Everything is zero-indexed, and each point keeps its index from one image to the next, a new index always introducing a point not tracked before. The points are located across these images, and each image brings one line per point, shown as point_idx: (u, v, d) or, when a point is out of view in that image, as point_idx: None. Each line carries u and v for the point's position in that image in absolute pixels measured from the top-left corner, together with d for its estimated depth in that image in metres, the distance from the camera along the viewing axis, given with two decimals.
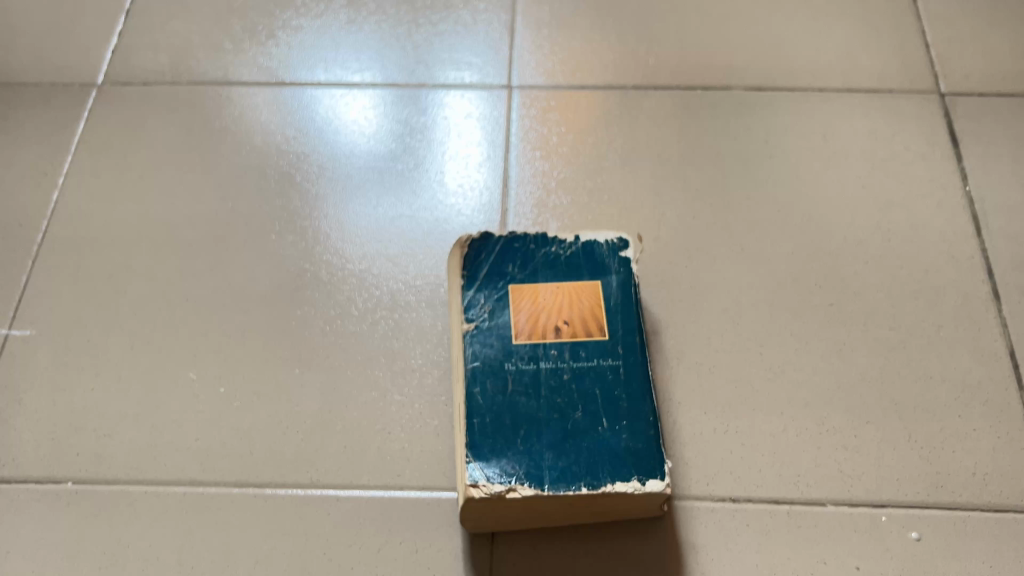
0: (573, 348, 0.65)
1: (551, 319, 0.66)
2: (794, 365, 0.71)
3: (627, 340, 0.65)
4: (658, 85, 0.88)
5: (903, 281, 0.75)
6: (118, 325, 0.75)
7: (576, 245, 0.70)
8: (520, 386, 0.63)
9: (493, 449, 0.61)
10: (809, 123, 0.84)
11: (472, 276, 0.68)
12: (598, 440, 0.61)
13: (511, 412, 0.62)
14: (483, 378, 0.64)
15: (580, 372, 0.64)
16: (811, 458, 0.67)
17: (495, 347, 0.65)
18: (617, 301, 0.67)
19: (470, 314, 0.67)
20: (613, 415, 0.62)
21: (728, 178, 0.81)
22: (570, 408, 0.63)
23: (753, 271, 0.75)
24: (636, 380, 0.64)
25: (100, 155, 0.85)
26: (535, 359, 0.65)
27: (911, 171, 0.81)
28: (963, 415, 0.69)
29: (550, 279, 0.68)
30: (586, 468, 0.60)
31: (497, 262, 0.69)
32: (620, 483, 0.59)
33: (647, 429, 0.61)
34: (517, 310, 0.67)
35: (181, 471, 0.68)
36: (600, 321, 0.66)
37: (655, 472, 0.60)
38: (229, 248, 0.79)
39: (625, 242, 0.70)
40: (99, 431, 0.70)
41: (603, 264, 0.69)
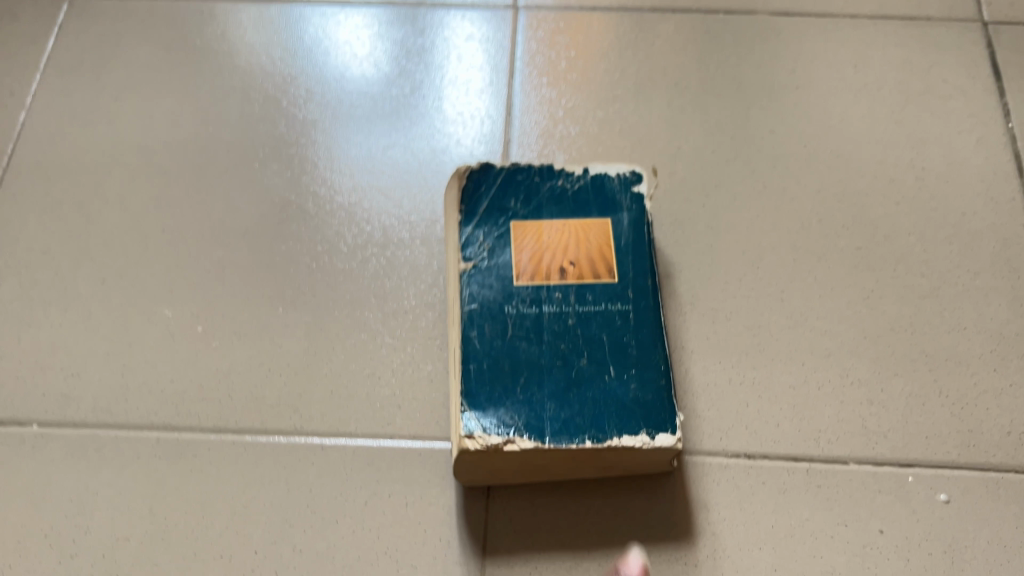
0: (579, 291, 0.60)
1: (556, 259, 0.60)
2: (817, 313, 0.66)
3: (638, 282, 0.60)
4: (677, 9, 0.81)
5: (938, 224, 0.69)
6: (89, 258, 0.69)
7: (584, 178, 0.64)
8: (521, 331, 0.58)
9: (490, 398, 0.56)
10: (840, 52, 0.78)
11: (471, 211, 0.63)
12: (604, 390, 0.56)
13: (510, 358, 0.57)
14: (480, 321, 0.58)
15: (586, 317, 0.59)
16: (833, 412, 0.62)
17: (494, 289, 0.60)
18: (628, 240, 0.61)
19: (468, 252, 0.61)
20: (622, 363, 0.57)
21: (750, 110, 0.75)
22: (574, 355, 0.58)
23: (775, 211, 0.70)
24: (648, 326, 0.58)
25: (72, 74, 0.78)
26: (538, 302, 0.59)
27: (949, 106, 0.75)
28: (999, 369, 0.63)
29: (556, 216, 0.62)
30: (591, 420, 0.55)
31: (498, 196, 0.63)
32: (628, 437, 0.54)
33: (658, 379, 0.56)
34: (519, 248, 0.61)
35: (155, 414, 0.63)
36: (610, 262, 0.60)
37: (666, 426, 0.55)
38: (209, 177, 0.73)
39: (638, 176, 0.64)
40: (67, 371, 0.65)
41: (614, 199, 0.63)
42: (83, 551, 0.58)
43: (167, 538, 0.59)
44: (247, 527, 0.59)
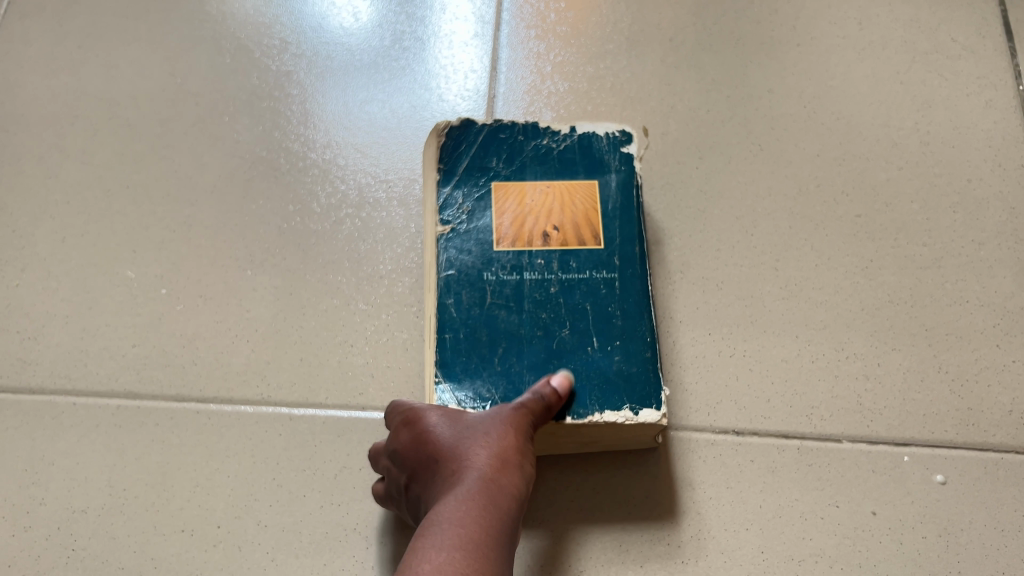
0: (563, 257, 0.56)
1: (539, 223, 0.57)
2: (813, 283, 0.62)
3: (625, 249, 0.57)
4: None
5: (942, 191, 0.66)
6: (48, 214, 0.66)
7: (571, 137, 0.60)
8: (501, 299, 0.55)
9: (466, 369, 0.53)
10: (844, 9, 0.74)
11: (450, 170, 0.59)
12: (586, 362, 0.53)
13: (489, 328, 0.54)
14: (458, 288, 0.55)
15: (569, 285, 0.56)
16: (827, 388, 0.59)
17: (473, 254, 0.56)
18: (615, 204, 0.58)
19: (445, 215, 0.57)
20: (606, 334, 0.54)
21: (748, 67, 0.71)
22: (556, 326, 0.54)
23: (772, 175, 0.66)
24: (634, 295, 0.55)
25: (33, 19, 0.74)
26: (518, 269, 0.56)
27: (958, 67, 0.71)
28: (1002, 345, 0.60)
29: (540, 177, 0.58)
30: (572, 395, 0.52)
31: (479, 155, 0.59)
32: (610, 413, 0.51)
33: (644, 351, 0.53)
34: (500, 211, 0.58)
35: (116, 381, 0.60)
36: (596, 227, 0.57)
37: (650, 401, 0.52)
38: (176, 130, 0.69)
39: (628, 135, 0.60)
40: (24, 334, 0.62)
41: (601, 160, 0.59)
42: (37, 524, 0.56)
43: (126, 510, 0.56)
44: (210, 500, 0.56)
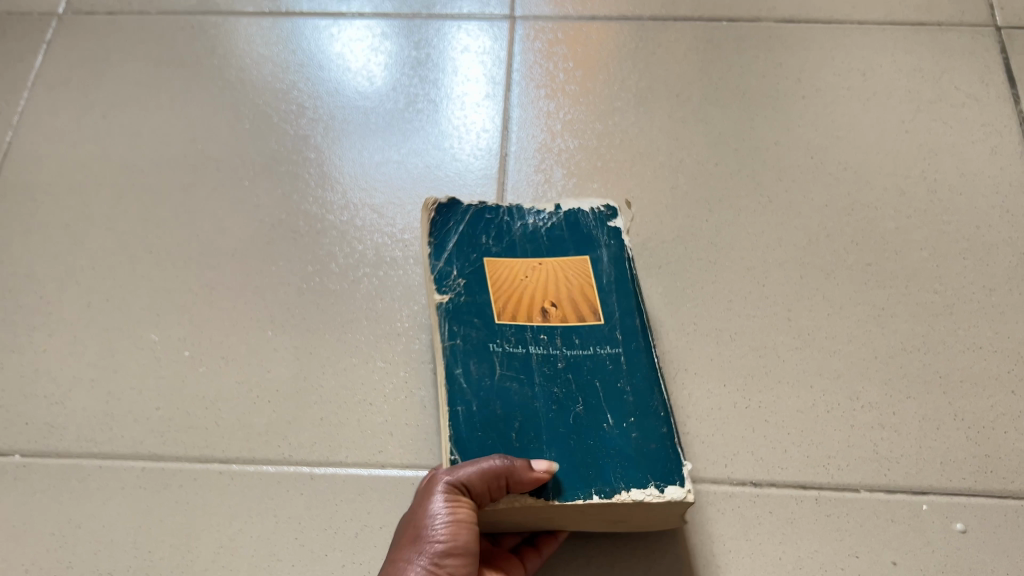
0: (566, 333, 0.54)
1: (537, 297, 0.55)
2: (825, 332, 0.63)
3: (626, 322, 0.55)
4: (680, 17, 0.78)
5: (950, 238, 0.66)
6: (75, 280, 0.68)
7: (557, 214, 0.60)
8: (511, 370, 0.53)
9: (483, 447, 0.50)
10: (848, 60, 0.75)
11: (440, 244, 0.58)
12: (605, 439, 0.50)
13: (502, 401, 0.52)
14: (466, 358, 0.53)
15: (575, 360, 0.53)
16: (843, 438, 0.59)
17: (476, 324, 0.54)
18: (610, 278, 0.56)
19: (442, 287, 0.56)
20: (619, 411, 0.51)
21: (755, 120, 0.72)
22: (569, 401, 0.52)
23: (782, 226, 0.67)
24: (642, 369, 0.53)
25: (59, 91, 0.77)
26: (524, 342, 0.54)
27: (962, 114, 0.72)
28: (1017, 391, 0.61)
29: (530, 255, 0.57)
30: (596, 472, 0.49)
31: (468, 231, 0.59)
32: (636, 490, 0.48)
33: (660, 427, 0.51)
34: (496, 287, 0.56)
35: (141, 443, 0.61)
36: (594, 304, 0.55)
37: (674, 476, 0.49)
38: (199, 195, 0.71)
39: (613, 210, 0.60)
40: (51, 399, 0.63)
41: (589, 236, 0.59)
42: None
43: (150, 572, 0.57)
44: (233, 560, 0.57)
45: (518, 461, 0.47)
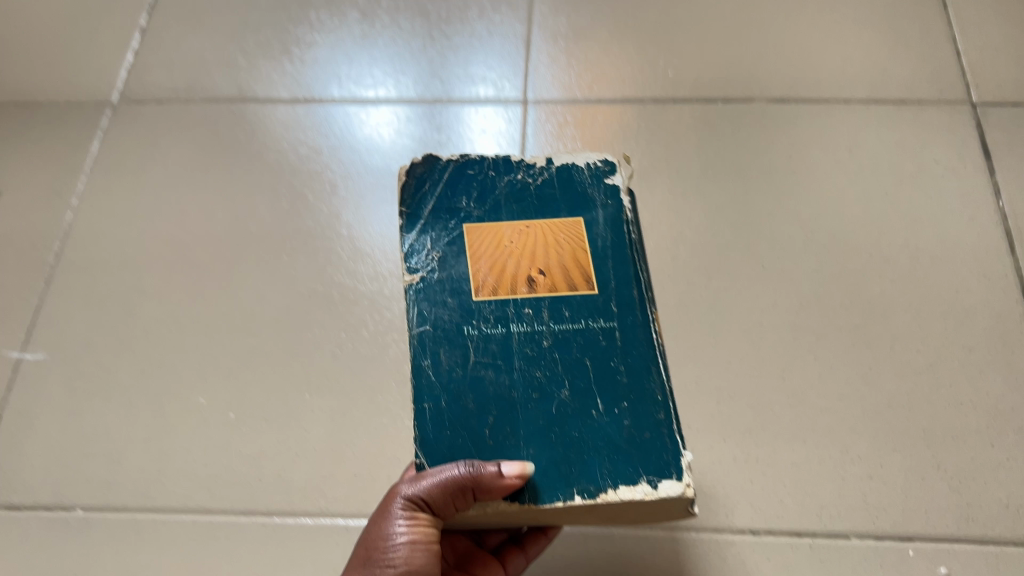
0: (555, 304, 0.46)
1: (523, 266, 0.47)
2: (817, 391, 0.68)
3: (623, 292, 0.47)
4: (679, 98, 0.85)
5: (932, 301, 0.72)
6: (129, 348, 0.74)
7: (549, 170, 0.51)
8: (486, 357, 0.46)
9: (453, 447, 0.45)
10: (835, 136, 0.81)
11: (413, 213, 0.49)
12: (592, 431, 0.44)
13: (475, 393, 0.45)
14: (434, 347, 0.46)
15: (563, 337, 0.46)
16: (835, 488, 0.65)
17: (449, 305, 0.47)
18: (606, 242, 0.48)
19: (412, 263, 0.48)
20: (610, 394, 0.45)
21: (750, 194, 0.78)
22: (553, 386, 0.45)
23: (776, 291, 0.73)
24: (637, 346, 0.46)
25: (113, 175, 0.84)
26: (504, 321, 0.46)
27: (942, 186, 0.78)
28: (996, 444, 0.66)
29: (517, 216, 0.49)
30: (580, 470, 0.43)
31: (446, 193, 0.50)
32: (626, 488, 0.43)
33: (656, 412, 0.44)
34: (476, 257, 0.48)
35: (191, 498, 0.67)
36: (588, 269, 0.47)
37: (669, 471, 0.43)
38: (242, 267, 0.78)
39: (612, 165, 0.51)
40: (108, 458, 0.69)
41: (585, 195, 0.50)
42: None
43: None
44: None
45: (486, 470, 0.42)
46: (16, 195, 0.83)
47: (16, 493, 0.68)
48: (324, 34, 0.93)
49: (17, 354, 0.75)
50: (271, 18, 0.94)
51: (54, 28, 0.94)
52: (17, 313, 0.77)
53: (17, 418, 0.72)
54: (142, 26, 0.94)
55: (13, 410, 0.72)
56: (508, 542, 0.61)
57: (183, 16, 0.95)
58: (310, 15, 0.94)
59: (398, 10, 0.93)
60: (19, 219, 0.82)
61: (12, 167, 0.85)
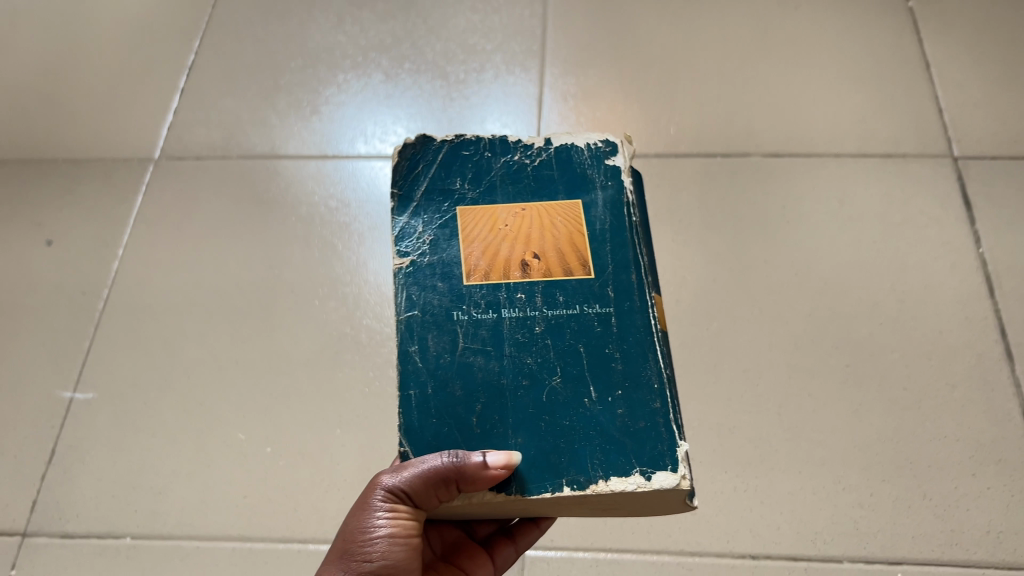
0: (548, 289, 0.50)
1: (516, 251, 0.51)
2: (811, 426, 0.74)
3: (621, 278, 0.51)
4: (680, 153, 0.91)
5: (917, 342, 0.78)
6: (173, 387, 0.80)
7: (547, 151, 0.55)
8: (476, 343, 0.50)
9: (437, 435, 0.48)
10: (826, 188, 0.87)
11: (406, 196, 0.54)
12: (585, 418, 0.48)
13: (463, 380, 0.49)
14: (422, 333, 0.50)
15: (557, 323, 0.50)
16: (828, 516, 0.70)
17: (439, 289, 0.51)
18: (604, 225, 0.52)
19: (403, 247, 0.52)
20: (605, 383, 0.48)
21: (747, 242, 0.84)
22: (545, 373, 0.49)
23: (772, 333, 0.79)
24: (634, 333, 0.49)
25: (156, 225, 0.91)
26: (495, 306, 0.50)
27: (925, 234, 0.84)
28: (977, 474, 0.71)
29: (512, 197, 0.53)
30: (571, 459, 0.47)
31: (441, 176, 0.55)
32: (617, 480, 0.46)
33: (651, 402, 0.48)
34: (469, 240, 0.52)
35: (233, 526, 0.73)
36: (583, 253, 0.51)
37: (664, 461, 0.46)
38: (277, 311, 0.84)
39: (613, 145, 0.56)
40: (155, 489, 0.75)
41: (584, 176, 0.54)
42: None
43: None
44: None
45: (470, 461, 0.46)
46: (67, 246, 0.90)
47: (69, 522, 0.74)
48: (351, 95, 1.00)
49: (68, 394, 0.81)
50: (302, 80, 1.01)
51: (101, 90, 1.02)
52: (68, 354, 0.83)
53: (69, 452, 0.78)
54: (182, 87, 1.02)
55: (65, 445, 0.78)
56: (496, 534, 0.64)
57: (218, 77, 1.02)
58: (338, 77, 1.01)
59: (420, 72, 1.01)
60: (70, 268, 0.88)
61: (63, 220, 0.92)
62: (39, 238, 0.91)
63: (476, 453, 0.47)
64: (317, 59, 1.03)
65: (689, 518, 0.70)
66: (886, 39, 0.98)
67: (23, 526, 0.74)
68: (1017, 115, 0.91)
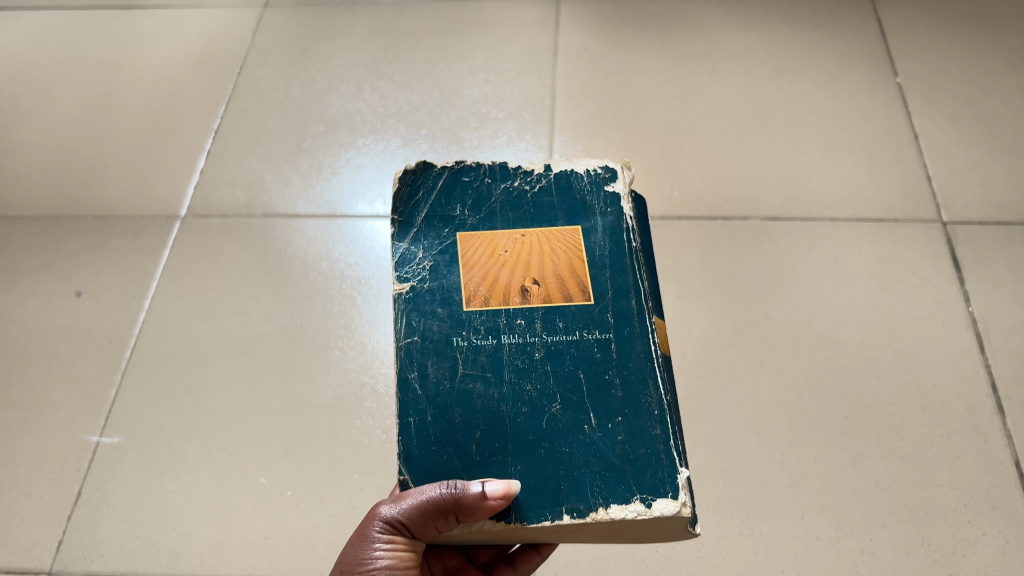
0: (548, 315, 0.54)
1: (515, 277, 0.55)
2: (812, 474, 0.77)
3: (620, 304, 0.54)
4: (683, 216, 0.96)
5: (912, 395, 0.81)
6: (196, 432, 0.83)
7: (547, 177, 0.60)
8: (475, 369, 0.53)
9: (437, 463, 0.52)
10: (823, 250, 0.92)
11: (407, 221, 0.58)
12: (585, 445, 0.51)
13: (462, 406, 0.53)
14: (421, 360, 0.54)
15: (556, 350, 0.53)
16: (830, 560, 0.73)
17: (439, 315, 0.55)
18: (604, 251, 0.56)
19: (404, 272, 0.56)
20: (605, 409, 0.52)
21: (748, 300, 0.89)
22: (544, 400, 0.52)
23: (773, 386, 0.82)
24: (633, 359, 0.53)
25: (182, 278, 0.95)
26: (494, 332, 0.54)
27: (918, 293, 0.88)
28: (973, 521, 0.74)
29: (511, 224, 0.57)
30: (571, 486, 0.50)
31: (442, 202, 0.59)
32: (617, 507, 0.50)
33: (651, 429, 0.51)
34: (469, 266, 0.56)
35: (254, 566, 0.75)
36: (582, 279, 0.55)
37: (664, 489, 0.50)
38: (297, 361, 0.87)
39: (612, 172, 0.60)
40: (178, 530, 0.78)
41: (584, 202, 0.58)
42: None
43: None
44: None
45: (469, 492, 0.49)
46: (96, 296, 0.94)
47: (95, 562, 0.77)
48: (371, 157, 1.05)
49: (95, 438, 0.84)
50: (324, 143, 1.07)
51: (131, 152, 1.07)
52: (95, 400, 0.86)
53: (95, 493, 0.80)
54: (208, 149, 1.07)
55: (91, 487, 0.81)
56: (496, 561, 0.68)
57: (242, 140, 1.07)
58: (358, 142, 1.07)
59: (435, 138, 1.06)
60: (98, 318, 0.92)
61: (92, 272, 0.96)
62: (69, 289, 0.95)
63: (475, 483, 0.50)
64: (337, 125, 1.08)
65: (696, 561, 0.73)
66: (876, 112, 1.04)
67: (49, 565, 0.77)
68: (1002, 183, 0.96)
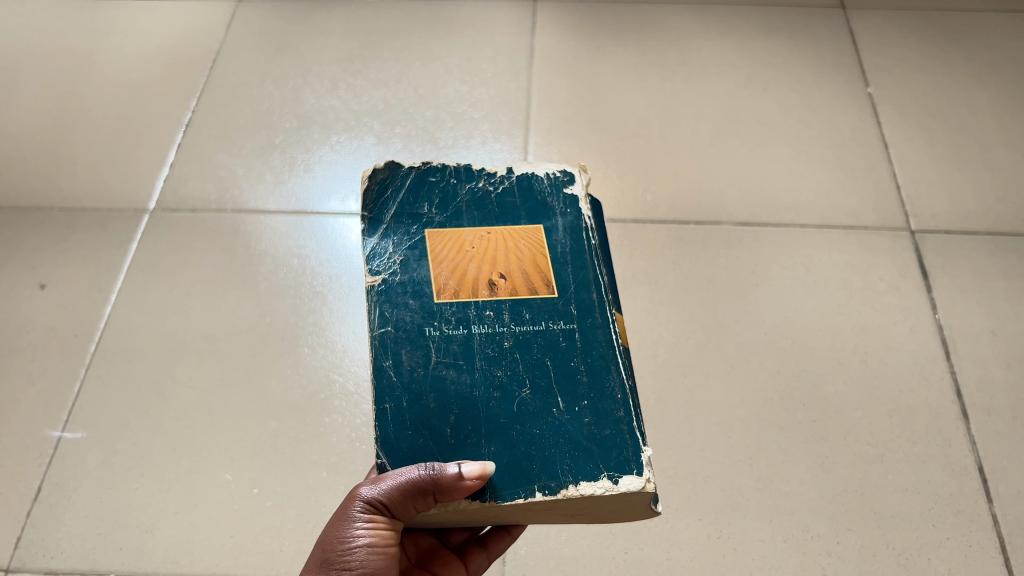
0: (515, 307, 0.54)
1: (483, 271, 0.55)
2: (781, 477, 0.77)
3: (582, 297, 0.55)
4: (656, 219, 0.96)
5: (879, 400, 0.82)
6: (161, 429, 0.82)
7: (509, 179, 0.60)
8: (447, 357, 0.53)
9: (413, 446, 0.51)
10: (793, 255, 0.93)
11: (377, 218, 0.58)
12: (553, 427, 0.51)
13: (437, 392, 0.52)
14: (395, 348, 0.53)
15: (524, 339, 0.53)
16: (798, 563, 0.73)
17: (411, 307, 0.54)
18: (565, 249, 0.56)
19: (375, 266, 0.56)
20: (571, 394, 0.52)
21: (719, 304, 0.89)
22: (515, 385, 0.52)
23: (743, 389, 0.83)
24: (596, 348, 0.53)
25: (150, 272, 0.93)
26: (465, 323, 0.54)
27: (886, 300, 0.89)
28: (937, 524, 0.75)
29: (477, 222, 0.57)
30: (542, 466, 0.50)
31: (410, 200, 0.59)
32: (586, 484, 0.49)
33: (615, 411, 0.51)
34: (438, 261, 0.56)
35: (218, 565, 0.74)
36: (548, 275, 0.55)
37: (629, 466, 0.50)
38: (266, 358, 0.86)
39: (569, 176, 0.61)
40: (141, 527, 0.76)
41: (545, 203, 0.59)
42: None
43: None
44: None
45: (447, 472, 0.48)
46: (61, 289, 0.92)
47: (54, 559, 0.75)
48: (344, 154, 1.04)
49: (57, 433, 0.82)
50: (296, 139, 1.06)
51: (100, 143, 1.05)
52: (58, 395, 0.85)
53: (55, 489, 0.79)
54: (178, 142, 1.05)
55: (52, 483, 0.79)
56: (469, 543, 0.67)
57: (214, 134, 1.06)
58: (331, 138, 1.06)
59: (409, 137, 1.05)
60: (64, 311, 0.91)
61: (58, 265, 0.94)
62: (33, 282, 0.93)
63: (452, 464, 0.49)
64: (311, 122, 1.08)
65: (665, 563, 0.73)
66: (847, 121, 1.06)
67: (7, 562, 0.75)
68: (968, 194, 0.97)
